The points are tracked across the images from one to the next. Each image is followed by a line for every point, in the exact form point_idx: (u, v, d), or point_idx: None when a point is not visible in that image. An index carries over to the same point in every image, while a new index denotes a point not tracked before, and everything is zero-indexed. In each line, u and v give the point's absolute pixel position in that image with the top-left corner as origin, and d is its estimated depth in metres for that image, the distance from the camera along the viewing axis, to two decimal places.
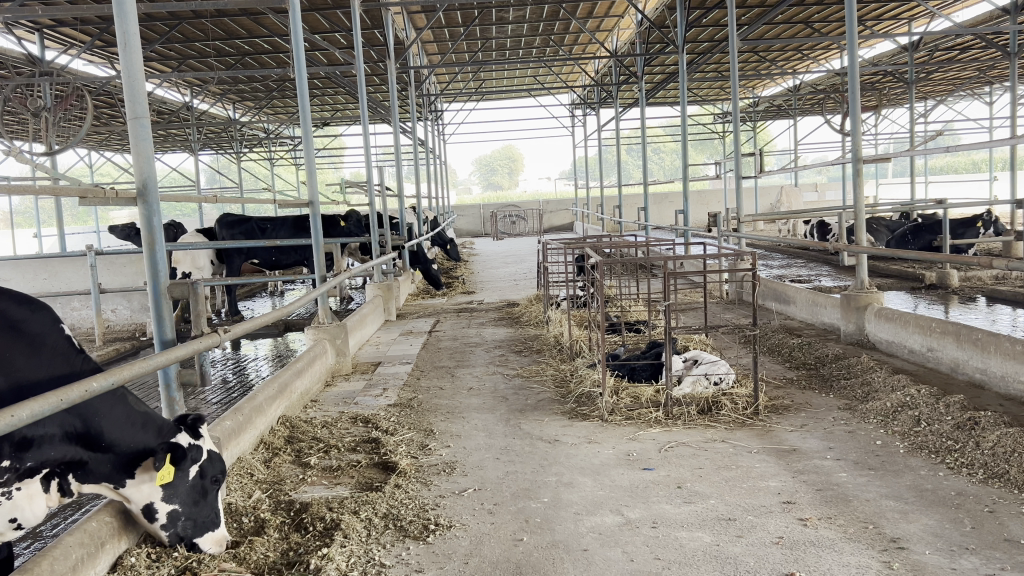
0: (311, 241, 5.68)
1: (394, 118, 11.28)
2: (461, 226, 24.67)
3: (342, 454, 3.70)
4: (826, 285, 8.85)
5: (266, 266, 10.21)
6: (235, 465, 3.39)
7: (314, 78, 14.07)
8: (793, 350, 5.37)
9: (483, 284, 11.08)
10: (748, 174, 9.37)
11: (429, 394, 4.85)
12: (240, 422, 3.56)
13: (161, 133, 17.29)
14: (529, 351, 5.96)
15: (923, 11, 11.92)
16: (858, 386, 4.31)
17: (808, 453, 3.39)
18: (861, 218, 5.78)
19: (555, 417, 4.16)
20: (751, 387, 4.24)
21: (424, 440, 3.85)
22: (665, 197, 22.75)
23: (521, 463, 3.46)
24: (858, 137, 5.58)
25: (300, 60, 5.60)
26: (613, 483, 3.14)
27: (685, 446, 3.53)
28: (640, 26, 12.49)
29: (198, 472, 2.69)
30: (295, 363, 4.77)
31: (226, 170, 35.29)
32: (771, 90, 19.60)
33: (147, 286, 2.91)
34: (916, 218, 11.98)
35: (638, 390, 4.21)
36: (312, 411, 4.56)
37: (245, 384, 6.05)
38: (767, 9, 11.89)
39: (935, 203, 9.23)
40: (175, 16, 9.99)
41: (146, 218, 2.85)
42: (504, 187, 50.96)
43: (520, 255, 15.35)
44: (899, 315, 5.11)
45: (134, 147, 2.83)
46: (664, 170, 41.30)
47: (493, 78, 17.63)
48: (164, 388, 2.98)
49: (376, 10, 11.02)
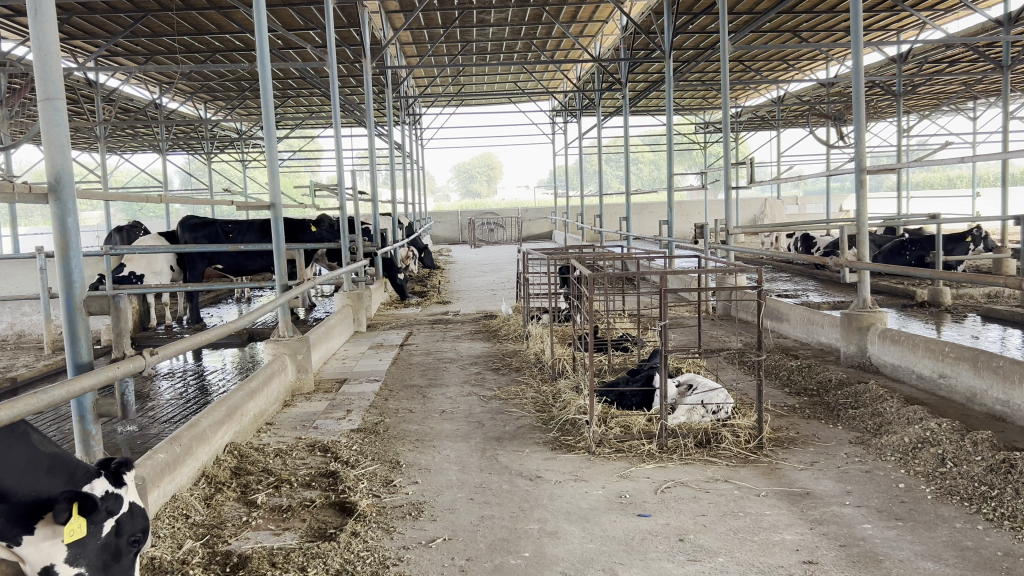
0: (273, 247, 5.18)
1: (369, 121, 10.70)
2: (437, 233, 24.24)
3: (295, 491, 3.26)
4: (817, 301, 8.52)
5: (231, 271, 9.73)
6: (169, 504, 2.95)
7: (285, 76, 13.60)
8: (792, 373, 4.99)
9: (459, 293, 10.65)
10: (738, 184, 8.91)
11: (397, 417, 4.39)
12: (176, 455, 3.10)
13: (127, 133, 16.72)
14: (507, 369, 5.53)
15: (911, 22, 11.73)
16: (867, 416, 3.94)
17: (823, 497, 3.00)
18: (862, 231, 5.37)
19: (537, 447, 3.73)
20: (753, 417, 3.84)
21: (389, 474, 3.41)
22: (646, 208, 22.47)
23: (499, 506, 3.02)
24: (862, 144, 5.16)
25: (264, 47, 5.10)
26: (605, 533, 2.72)
27: (684, 487, 3.12)
28: (625, 30, 12.16)
29: (114, 527, 2.08)
30: (248, 382, 4.29)
31: (197, 174, 34.83)
32: (754, 101, 19.45)
33: (57, 299, 2.42)
34: (904, 232, 11.68)
35: (629, 419, 3.80)
36: (265, 437, 4.09)
37: (201, 399, 5.56)
38: (755, 16, 11.65)
39: (928, 218, 8.88)
40: (139, 7, 9.49)
41: (59, 218, 2.38)
42: (482, 195, 50.47)
43: (499, 263, 14.98)
44: (906, 337, 4.75)
45: (46, 135, 2.37)
46: (643, 180, 41.13)
47: (475, 82, 17.29)
48: (77, 421, 2.43)
49: (351, 8, 10.61)
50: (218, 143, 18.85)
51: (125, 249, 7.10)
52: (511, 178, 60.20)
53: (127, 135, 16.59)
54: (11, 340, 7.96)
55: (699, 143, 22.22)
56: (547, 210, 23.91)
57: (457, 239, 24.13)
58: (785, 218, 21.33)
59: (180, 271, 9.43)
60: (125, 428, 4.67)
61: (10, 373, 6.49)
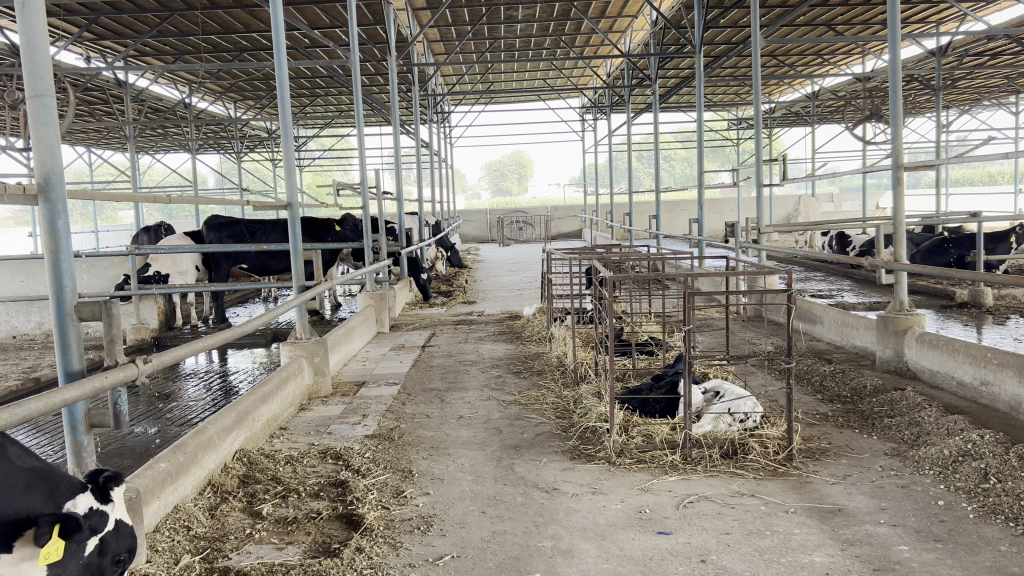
0: (290, 248, 5.08)
1: (393, 119, 10.57)
2: (467, 231, 24.17)
3: (303, 501, 3.14)
4: (852, 302, 8.29)
5: (257, 271, 9.70)
6: (170, 515, 2.85)
7: (312, 74, 13.57)
8: (824, 379, 4.79)
9: (485, 293, 10.54)
10: (771, 181, 8.67)
11: (413, 423, 4.27)
12: (179, 464, 2.99)
13: (157, 132, 16.84)
14: (529, 373, 5.40)
15: (950, 14, 11.37)
16: (904, 426, 3.73)
17: (856, 514, 2.82)
18: (899, 230, 5.14)
19: (555, 457, 3.58)
20: (783, 426, 3.66)
21: (400, 485, 3.28)
22: (678, 206, 22.19)
23: (511, 520, 2.88)
24: (898, 140, 4.93)
25: (280, 44, 5.01)
26: (622, 552, 2.57)
27: (708, 502, 2.96)
28: (655, 25, 11.95)
29: (97, 547, 1.95)
30: (261, 386, 4.19)
31: (230, 173, 35.20)
32: (788, 97, 19.11)
33: (48, 305, 2.34)
34: (943, 231, 11.34)
35: (652, 428, 3.64)
36: (277, 443, 3.99)
37: (219, 401, 5.49)
38: (788, 10, 11.39)
39: (968, 216, 8.57)
40: (165, 7, 9.45)
41: (49, 220, 2.29)
42: (513, 193, 50.30)
43: (526, 262, 14.85)
44: (946, 342, 4.53)
45: (34, 133, 2.27)
46: (675, 177, 40.74)
47: (503, 80, 17.16)
48: (69, 432, 2.34)
49: (376, 5, 10.50)
50: (248, 142, 18.94)
51: (149, 249, 7.07)
52: (542, 176, 60.03)
53: (157, 134, 16.70)
54: (40, 340, 8.01)
55: (731, 140, 21.88)
56: (576, 207, 23.74)
57: (487, 238, 24.03)
58: (820, 215, 20.93)
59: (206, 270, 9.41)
60: (141, 433, 4.60)
61: (34, 373, 6.49)
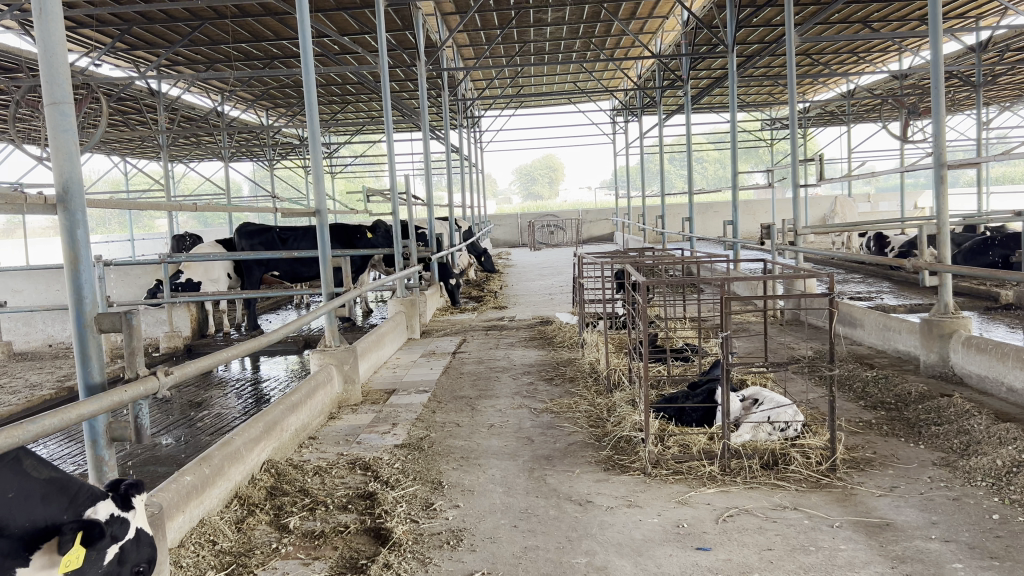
0: (319, 254, 5.03)
1: (422, 125, 10.38)
2: (497, 236, 24.16)
3: (330, 514, 3.08)
4: (892, 304, 8.09)
5: (289, 278, 9.73)
6: (196, 529, 2.80)
7: (341, 81, 13.60)
8: (867, 385, 4.63)
9: (517, 297, 10.46)
10: (807, 182, 8.49)
11: (443, 432, 4.20)
12: (205, 477, 2.94)
13: (191, 140, 17.02)
14: (561, 379, 5.30)
15: (991, 8, 11.10)
16: (953, 435, 3.58)
17: (905, 529, 2.68)
18: (943, 230, 4.96)
19: (589, 468, 3.49)
20: (826, 436, 3.52)
21: (429, 497, 3.21)
22: (711, 208, 21.98)
23: (543, 535, 2.79)
24: (941, 138, 4.77)
25: (308, 50, 4.98)
26: (659, 569, 2.47)
27: (748, 516, 2.84)
28: (686, 25, 11.83)
29: (118, 555, 1.89)
30: (290, 395, 4.14)
31: (263, 181, 35.59)
32: (823, 96, 18.83)
33: (68, 316, 2.29)
34: (986, 230, 11.06)
35: (688, 438, 3.52)
36: (306, 453, 3.94)
37: (249, 409, 5.46)
38: (823, 7, 11.20)
39: (1012, 215, 8.33)
40: (196, 15, 9.49)
41: (68, 230, 2.25)
42: (544, 198, 50.32)
43: (558, 266, 14.77)
44: (994, 346, 4.36)
45: (53, 143, 2.23)
46: (707, 179, 40.49)
47: (533, 83, 17.10)
48: (89, 446, 2.29)
49: (405, 10, 10.46)
50: (280, 149, 19.08)
51: (181, 258, 7.08)
52: (573, 180, 59.95)
53: (190, 143, 16.87)
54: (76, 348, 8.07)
55: (765, 140, 21.63)
56: (608, 211, 23.62)
57: (518, 242, 24.00)
58: (857, 216, 20.59)
59: (238, 278, 9.45)
60: (173, 442, 4.60)
61: (68, 382, 6.52)
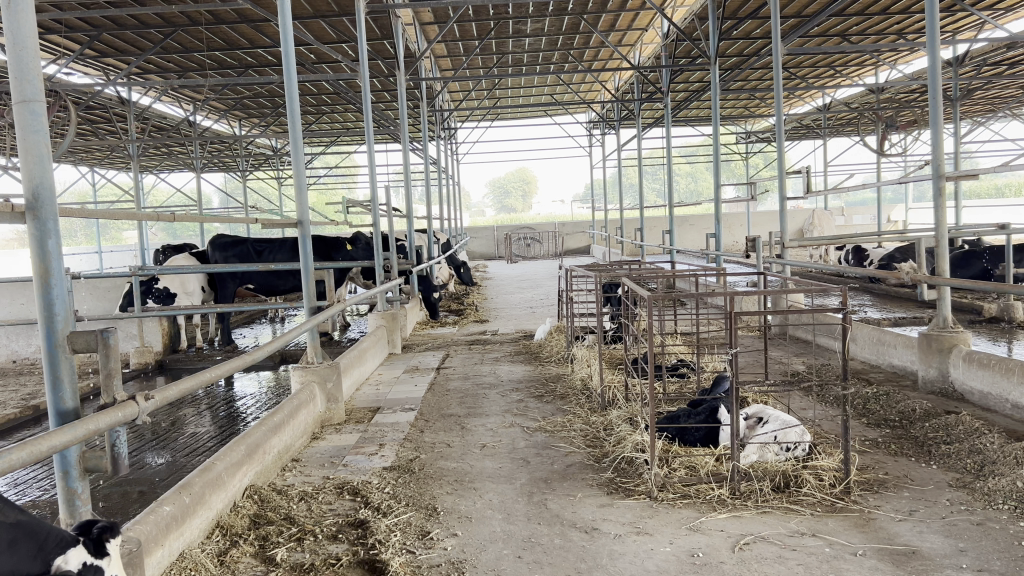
0: (301, 267, 4.81)
1: (403, 136, 9.93)
2: (474, 248, 24.03)
3: (320, 545, 2.87)
4: (879, 317, 8.01)
5: (265, 291, 9.49)
6: (176, 564, 2.58)
7: (316, 91, 13.38)
8: (867, 402, 4.51)
9: (496, 310, 10.28)
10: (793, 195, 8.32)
11: (434, 453, 4.01)
12: (185, 506, 2.73)
13: (162, 151, 16.74)
14: (551, 396, 5.13)
15: (968, 23, 11.19)
16: (965, 454, 3.46)
17: (934, 558, 2.54)
18: (941, 242, 4.86)
19: (591, 491, 3.32)
20: (838, 455, 3.38)
21: (424, 525, 3.02)
22: (687, 221, 21.98)
23: (550, 566, 2.61)
24: (940, 149, 4.67)
25: (290, 56, 4.79)
26: None
27: (766, 543, 2.69)
28: (667, 37, 11.81)
29: None
30: (272, 416, 3.93)
31: (235, 193, 35.19)
32: (799, 110, 18.94)
33: (37, 335, 2.09)
34: (965, 244, 11.05)
35: (694, 460, 3.36)
36: (290, 476, 3.74)
37: (226, 428, 5.23)
38: (805, 20, 11.21)
39: (997, 227, 8.29)
40: (169, 22, 9.23)
41: (38, 241, 2.05)
42: (518, 211, 50.25)
43: (536, 279, 14.63)
44: (997, 361, 4.26)
45: (23, 143, 2.04)
46: (681, 193, 40.65)
47: (510, 95, 17.00)
48: (61, 477, 2.08)
49: (384, 18, 10.28)
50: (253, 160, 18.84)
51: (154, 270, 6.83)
52: (547, 193, 60.04)
53: (161, 153, 16.57)
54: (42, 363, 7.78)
55: (740, 154, 21.73)
56: (585, 224, 23.54)
57: (494, 254, 23.87)
58: (833, 230, 20.70)
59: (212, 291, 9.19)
60: (151, 464, 4.37)
61: (34, 400, 6.25)
